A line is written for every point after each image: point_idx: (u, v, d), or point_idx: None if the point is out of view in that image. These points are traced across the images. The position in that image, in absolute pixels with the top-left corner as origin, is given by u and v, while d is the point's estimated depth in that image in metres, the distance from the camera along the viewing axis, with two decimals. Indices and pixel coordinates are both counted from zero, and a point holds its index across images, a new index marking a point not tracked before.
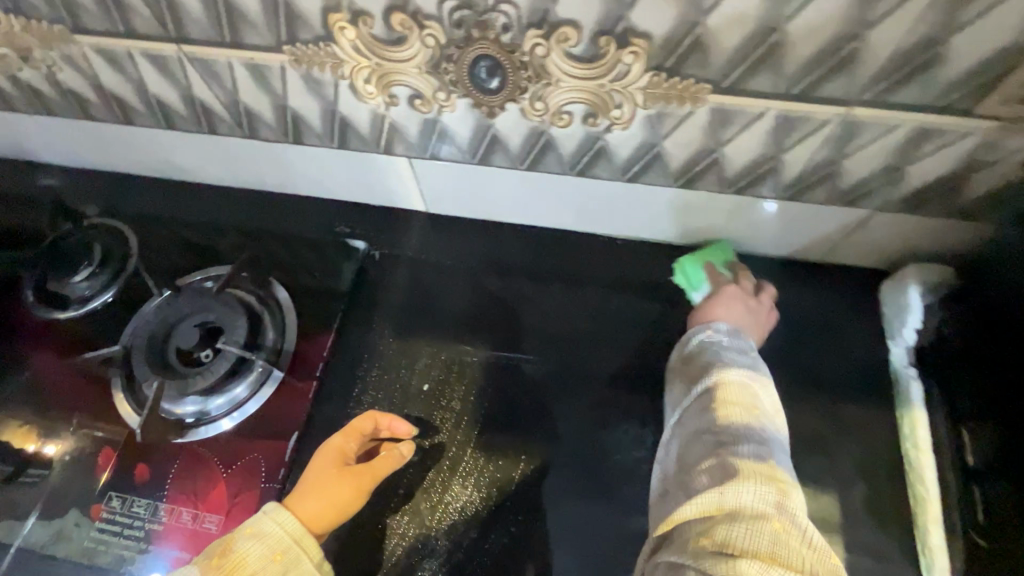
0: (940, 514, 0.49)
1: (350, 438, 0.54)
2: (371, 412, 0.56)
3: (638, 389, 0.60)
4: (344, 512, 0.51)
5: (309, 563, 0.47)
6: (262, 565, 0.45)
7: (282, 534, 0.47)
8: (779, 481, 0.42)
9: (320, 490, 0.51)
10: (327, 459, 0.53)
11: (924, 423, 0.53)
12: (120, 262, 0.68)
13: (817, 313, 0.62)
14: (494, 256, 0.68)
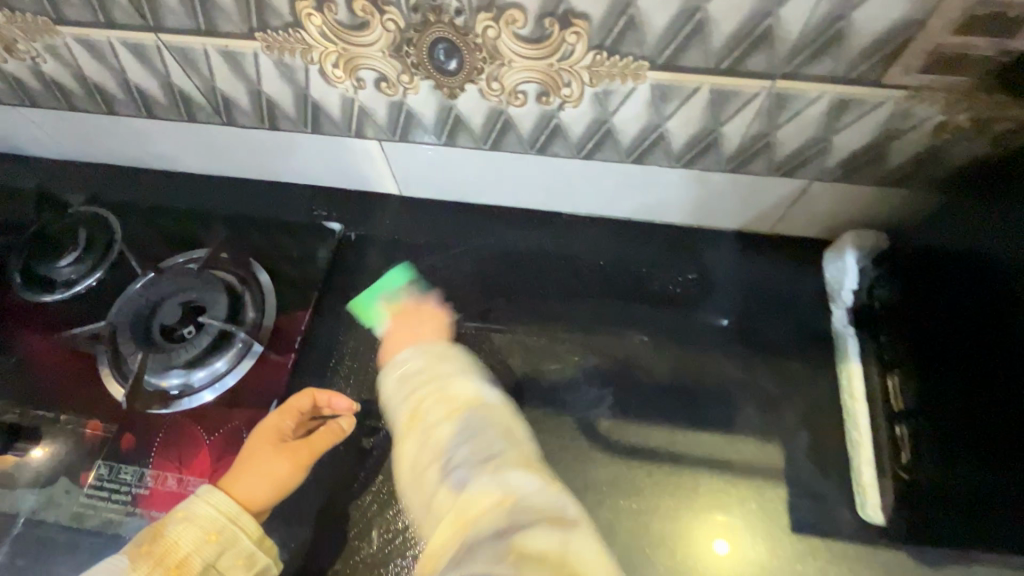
0: (873, 456, 0.54)
1: (286, 417, 0.58)
2: (309, 390, 0.60)
3: (599, 353, 0.64)
4: (283, 486, 0.55)
5: (245, 539, 0.52)
6: (197, 545, 0.50)
7: (215, 515, 0.52)
8: (497, 469, 0.44)
9: (257, 468, 0.55)
10: (263, 438, 0.57)
11: (859, 374, 0.58)
12: (104, 247, 0.70)
13: (765, 281, 0.67)
14: (464, 235, 0.72)
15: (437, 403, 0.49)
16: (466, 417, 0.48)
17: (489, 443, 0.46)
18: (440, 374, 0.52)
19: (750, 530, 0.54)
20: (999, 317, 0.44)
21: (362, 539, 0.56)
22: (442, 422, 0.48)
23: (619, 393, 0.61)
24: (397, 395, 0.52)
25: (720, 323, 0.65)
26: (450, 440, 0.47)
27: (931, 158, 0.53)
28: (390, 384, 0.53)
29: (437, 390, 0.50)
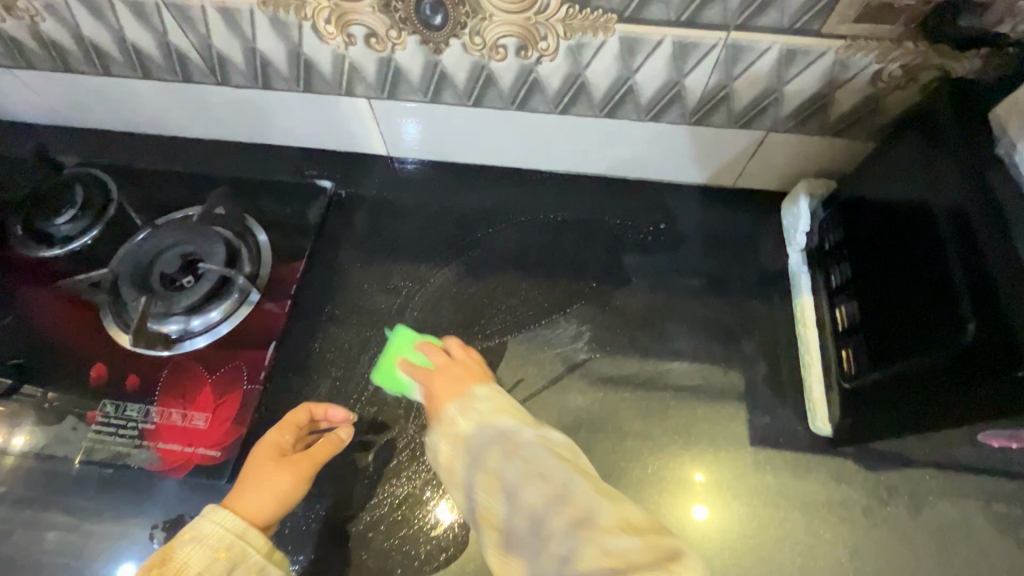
0: (822, 374, 0.61)
1: (284, 432, 0.57)
2: (304, 404, 0.60)
3: (576, 295, 0.69)
4: (288, 501, 0.54)
5: (257, 555, 0.48)
6: (207, 564, 0.46)
7: (224, 532, 0.49)
8: (581, 520, 0.41)
9: (260, 484, 0.53)
10: (263, 454, 0.56)
11: (810, 306, 0.65)
12: (96, 213, 0.72)
13: (727, 229, 0.73)
14: (448, 192, 0.77)
15: (528, 458, 0.46)
16: (526, 464, 0.46)
17: (544, 474, 0.45)
18: (488, 414, 0.51)
19: (715, 447, 0.60)
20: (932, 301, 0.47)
21: (359, 463, 0.60)
22: (523, 474, 0.45)
23: (595, 329, 0.66)
24: (457, 473, 0.49)
25: (688, 267, 0.70)
26: (522, 491, 0.44)
27: (871, 107, 0.59)
28: (461, 439, 0.50)
29: (507, 445, 0.48)
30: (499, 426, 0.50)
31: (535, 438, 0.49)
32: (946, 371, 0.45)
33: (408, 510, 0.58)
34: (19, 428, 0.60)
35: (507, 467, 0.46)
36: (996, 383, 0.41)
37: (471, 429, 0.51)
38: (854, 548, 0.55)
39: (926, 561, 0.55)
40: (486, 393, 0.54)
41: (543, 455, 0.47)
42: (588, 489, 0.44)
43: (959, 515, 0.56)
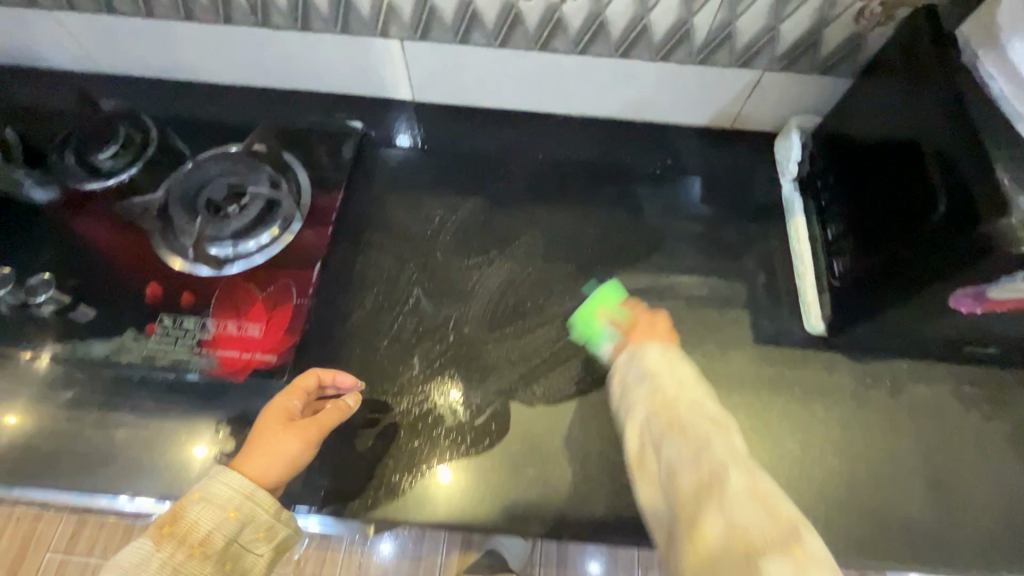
0: (814, 280, 0.69)
1: (292, 396, 0.57)
2: (312, 370, 0.60)
3: (595, 221, 0.76)
4: (294, 464, 0.54)
5: (266, 514, 0.50)
6: (217, 523, 0.48)
7: (233, 493, 0.50)
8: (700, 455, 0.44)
9: (267, 448, 0.53)
10: (271, 417, 0.56)
11: (803, 224, 0.73)
12: (136, 152, 0.76)
13: (726, 164, 0.80)
14: (471, 133, 0.83)
15: (674, 415, 0.48)
16: (671, 417, 0.48)
17: (687, 435, 0.46)
18: (671, 379, 0.52)
19: (724, 346, 0.67)
20: (914, 210, 0.54)
21: (403, 366, 0.65)
22: (669, 430, 0.47)
23: (613, 250, 0.73)
24: (634, 397, 0.53)
25: (693, 197, 0.78)
26: (663, 441, 0.47)
27: (854, 44, 0.67)
28: (636, 386, 0.53)
29: (658, 398, 0.50)
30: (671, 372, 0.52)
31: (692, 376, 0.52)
32: (923, 263, 0.52)
33: (451, 405, 0.63)
34: (18, 397, 0.62)
35: (656, 421, 0.49)
36: (978, 249, 0.46)
37: (632, 371, 0.55)
38: (847, 426, 0.63)
39: (909, 435, 0.63)
40: (655, 348, 0.55)
41: (698, 401, 0.49)
42: (721, 441, 0.45)
43: (934, 394, 0.65)
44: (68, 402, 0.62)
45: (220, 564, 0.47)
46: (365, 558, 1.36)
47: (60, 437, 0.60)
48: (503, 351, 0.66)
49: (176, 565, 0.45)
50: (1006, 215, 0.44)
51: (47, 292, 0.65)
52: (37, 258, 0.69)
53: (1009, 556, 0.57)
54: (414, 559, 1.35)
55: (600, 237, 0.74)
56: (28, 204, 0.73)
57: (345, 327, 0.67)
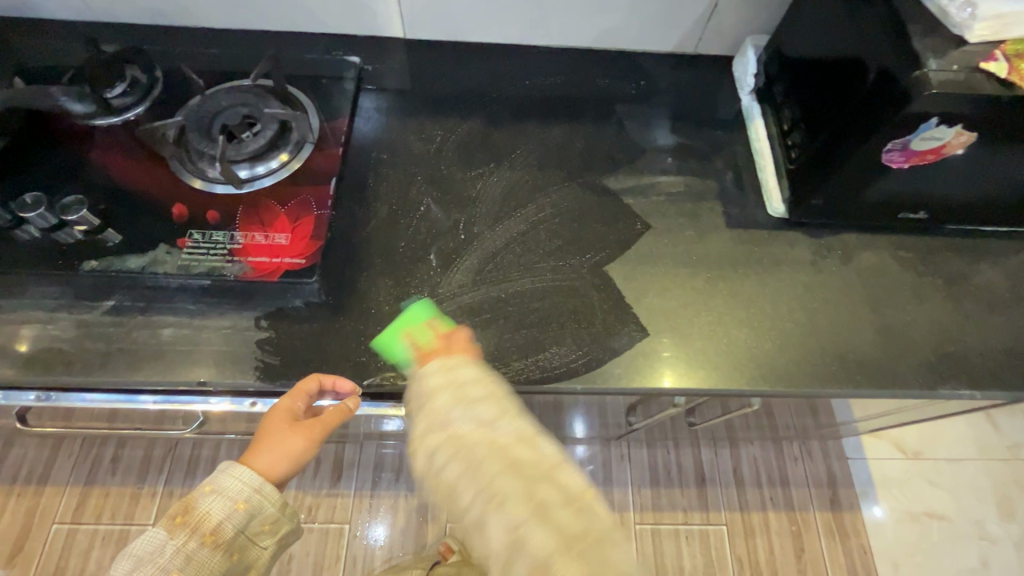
0: (774, 171, 0.79)
1: (296, 398, 0.61)
2: (315, 373, 0.63)
3: (581, 135, 0.84)
4: (299, 459, 0.61)
5: (271, 507, 0.58)
6: (227, 513, 0.56)
7: (243, 487, 0.57)
8: (496, 491, 0.47)
9: (274, 446, 0.59)
10: (277, 416, 0.60)
11: (762, 126, 0.83)
12: (144, 91, 0.78)
13: (693, 83, 0.90)
14: (462, 65, 0.89)
15: (476, 468, 0.49)
16: (472, 465, 0.49)
17: (499, 493, 0.47)
18: (442, 401, 0.53)
19: (700, 230, 0.77)
20: (850, 83, 0.64)
21: (422, 263, 0.72)
22: (476, 466, 0.49)
23: (599, 158, 0.82)
24: (428, 453, 0.51)
25: (665, 113, 0.87)
26: (459, 476, 0.49)
27: None
28: (430, 416, 0.53)
29: (454, 441, 0.50)
30: (470, 415, 0.52)
31: (479, 404, 0.52)
32: (860, 123, 0.62)
33: (467, 291, 0.70)
34: (61, 310, 0.67)
35: (468, 479, 0.49)
36: (902, 97, 0.56)
37: (443, 402, 0.53)
38: (808, 287, 0.74)
39: (858, 291, 0.74)
40: (434, 367, 0.56)
41: (489, 424, 0.51)
42: (522, 497, 0.47)
43: (878, 258, 0.76)
44: (112, 309, 0.67)
45: (228, 550, 0.56)
46: (374, 500, 1.42)
47: (108, 338, 0.65)
48: (509, 246, 0.74)
49: (190, 551, 0.54)
50: (920, 68, 0.54)
51: (78, 211, 0.67)
52: (59, 189, 0.73)
53: (940, 376, 0.69)
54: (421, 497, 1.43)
55: (587, 148, 0.83)
56: (41, 141, 0.76)
57: (363, 233, 0.73)
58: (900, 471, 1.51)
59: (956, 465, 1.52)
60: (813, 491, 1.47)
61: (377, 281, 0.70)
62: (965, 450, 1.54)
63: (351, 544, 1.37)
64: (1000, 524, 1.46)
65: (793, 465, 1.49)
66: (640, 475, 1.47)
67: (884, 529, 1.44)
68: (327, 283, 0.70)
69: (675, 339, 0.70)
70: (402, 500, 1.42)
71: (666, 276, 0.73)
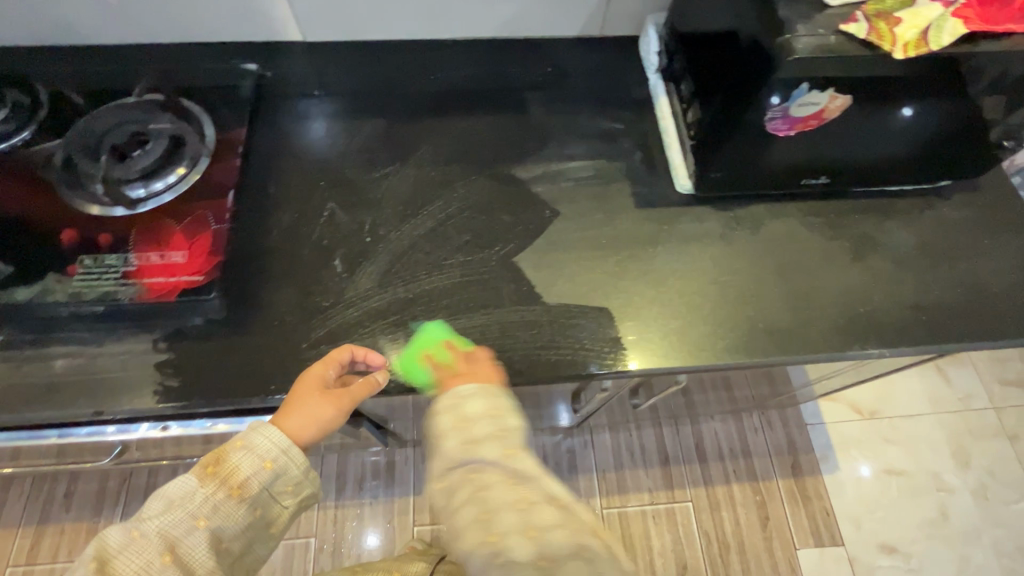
0: (678, 147, 0.79)
1: (328, 366, 0.62)
2: (347, 345, 0.64)
3: (489, 126, 0.83)
4: (327, 427, 0.60)
5: (296, 470, 0.58)
6: (255, 470, 0.56)
7: (271, 445, 0.57)
8: (502, 514, 0.52)
9: (306, 410, 0.59)
10: (307, 383, 0.61)
11: (665, 104, 0.83)
12: (29, 115, 0.76)
13: (601, 66, 0.90)
14: (367, 64, 0.87)
15: (486, 505, 0.52)
16: (479, 496, 0.53)
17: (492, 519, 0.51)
18: (449, 430, 0.57)
19: (609, 213, 0.77)
20: (731, 54, 0.63)
21: (326, 269, 0.70)
22: (470, 499, 0.53)
23: (507, 147, 0.81)
24: (450, 476, 0.55)
25: (573, 97, 0.87)
26: (459, 504, 0.54)
27: None
28: (441, 458, 0.56)
29: (469, 478, 0.54)
30: (482, 456, 0.55)
31: (499, 444, 0.55)
32: (740, 94, 0.62)
33: (375, 295, 0.69)
34: None
35: (467, 504, 0.53)
36: (770, 66, 0.56)
37: (451, 440, 0.56)
38: (718, 260, 0.74)
39: (768, 259, 0.74)
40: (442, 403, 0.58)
41: (495, 446, 0.55)
42: (523, 524, 0.51)
43: (788, 227, 0.77)
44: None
45: (252, 504, 0.56)
46: (339, 510, 1.40)
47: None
48: (415, 244, 0.72)
49: (218, 501, 0.54)
50: (784, 34, 0.54)
51: None
52: None
53: (849, 337, 0.70)
54: (386, 503, 1.42)
55: (494, 138, 0.82)
56: None
57: (265, 243, 0.71)
58: (857, 432, 1.53)
59: (913, 421, 1.55)
60: (775, 459, 1.49)
61: (280, 290, 0.69)
62: (920, 405, 1.57)
63: (318, 557, 1.35)
64: (957, 475, 1.49)
65: (753, 435, 1.51)
66: (604, 459, 1.48)
67: (845, 490, 1.46)
68: (228, 297, 0.68)
69: (589, 321, 0.69)
70: (367, 507, 1.41)
71: (576, 262, 0.73)
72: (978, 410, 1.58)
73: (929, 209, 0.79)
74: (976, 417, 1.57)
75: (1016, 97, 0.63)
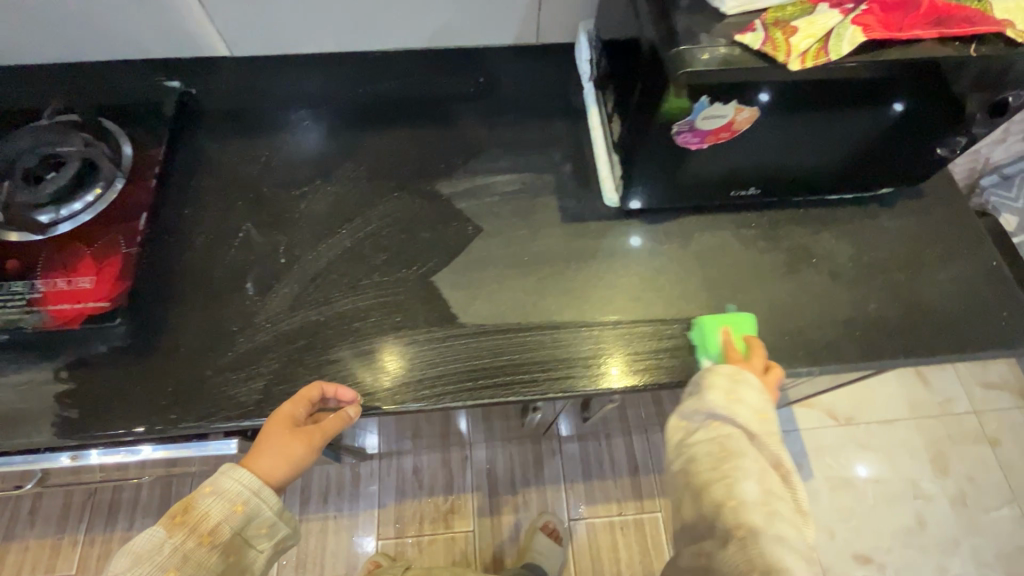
0: (606, 159, 0.77)
1: (298, 405, 0.60)
2: (317, 381, 0.62)
3: (416, 139, 0.81)
4: (299, 464, 0.59)
5: (270, 511, 0.57)
6: (226, 515, 0.54)
7: (241, 488, 0.55)
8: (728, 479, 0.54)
9: (277, 450, 0.58)
10: (277, 423, 0.59)
11: (596, 113, 0.80)
12: None
13: (535, 75, 0.87)
14: (295, 77, 0.85)
15: (726, 459, 0.55)
16: (717, 454, 0.55)
17: (716, 477, 0.54)
18: (718, 387, 0.58)
19: (533, 228, 0.75)
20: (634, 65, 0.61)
21: (237, 293, 0.68)
22: (707, 458, 0.56)
23: (434, 162, 0.79)
24: (703, 429, 0.57)
25: (505, 109, 0.85)
26: (699, 458, 0.56)
27: None
28: (692, 408, 0.58)
29: (714, 430, 0.57)
30: (735, 415, 0.56)
31: (754, 411, 0.56)
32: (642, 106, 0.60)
33: (284, 318, 0.67)
34: None
35: (708, 457, 0.56)
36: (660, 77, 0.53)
37: (714, 405, 0.57)
38: (644, 276, 0.72)
39: (695, 274, 0.72)
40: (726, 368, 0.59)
41: (754, 415, 0.56)
42: (754, 491, 0.53)
43: (718, 240, 0.74)
44: None
45: (224, 551, 0.54)
46: (303, 525, 1.39)
47: None
48: (330, 265, 0.71)
49: (187, 550, 0.52)
50: (673, 46, 0.52)
51: None
52: None
53: (778, 355, 0.67)
54: (350, 517, 1.40)
55: (421, 152, 0.80)
56: None
57: (178, 266, 0.70)
58: (833, 439, 1.50)
59: (890, 426, 1.52)
60: None
61: (188, 315, 0.67)
62: (898, 410, 1.54)
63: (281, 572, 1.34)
64: (935, 481, 1.45)
65: None
66: (572, 470, 1.45)
67: (820, 499, 1.43)
68: (135, 323, 0.67)
69: (507, 340, 0.67)
70: (331, 521, 1.40)
71: (496, 281, 0.71)
72: (958, 414, 1.54)
73: (868, 218, 0.76)
74: (956, 422, 1.53)
75: (942, 99, 0.59)
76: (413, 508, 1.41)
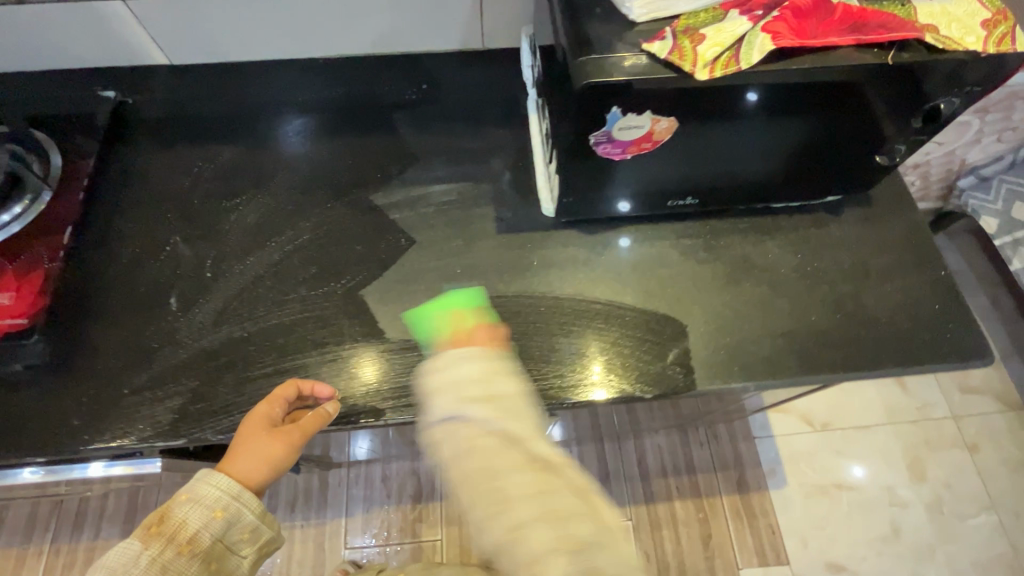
0: (544, 167, 0.75)
1: (273, 405, 0.58)
2: (291, 380, 0.60)
3: (353, 148, 0.80)
4: (278, 465, 0.57)
5: (251, 514, 0.56)
6: (205, 522, 0.53)
7: (220, 493, 0.54)
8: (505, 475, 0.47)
9: (254, 452, 0.56)
10: (253, 424, 0.57)
11: (535, 121, 0.78)
12: None
13: (480, 81, 0.85)
14: (235, 84, 0.83)
15: (491, 457, 0.48)
16: (487, 451, 0.48)
17: (494, 477, 0.47)
18: (450, 383, 0.52)
19: (468, 239, 0.73)
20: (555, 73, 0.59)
21: (160, 309, 0.67)
22: (490, 452, 0.49)
23: (371, 171, 0.78)
24: (460, 427, 0.50)
25: (448, 116, 0.83)
26: (468, 459, 0.49)
27: None
28: (431, 419, 0.52)
29: (474, 425, 0.50)
30: (467, 411, 0.50)
31: (481, 399, 0.50)
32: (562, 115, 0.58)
33: (207, 335, 0.66)
34: None
35: (486, 453, 0.48)
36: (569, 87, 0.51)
37: (446, 404, 0.51)
38: (580, 288, 0.70)
39: (632, 285, 0.70)
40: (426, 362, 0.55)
41: (483, 406, 0.50)
42: (535, 487, 0.47)
43: (657, 250, 0.72)
44: None
45: (206, 558, 0.53)
46: None
47: None
48: (257, 279, 0.69)
49: (166, 561, 0.51)
50: (582, 54, 0.50)
51: None
52: None
53: (713, 369, 0.65)
54: (318, 526, 1.39)
55: (358, 162, 0.78)
56: None
57: (102, 281, 0.69)
58: (808, 445, 1.48)
59: (866, 432, 1.49)
60: (719, 474, 1.44)
61: (110, 331, 0.66)
62: (875, 416, 1.51)
63: None
64: (911, 488, 1.43)
65: (698, 450, 1.46)
66: None
67: (792, 506, 1.41)
68: (55, 340, 0.65)
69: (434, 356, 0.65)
70: (298, 531, 1.38)
71: (426, 294, 0.69)
72: (936, 419, 1.51)
73: (814, 226, 0.74)
74: (934, 427, 1.50)
75: (888, 104, 0.56)
76: (380, 516, 1.40)
